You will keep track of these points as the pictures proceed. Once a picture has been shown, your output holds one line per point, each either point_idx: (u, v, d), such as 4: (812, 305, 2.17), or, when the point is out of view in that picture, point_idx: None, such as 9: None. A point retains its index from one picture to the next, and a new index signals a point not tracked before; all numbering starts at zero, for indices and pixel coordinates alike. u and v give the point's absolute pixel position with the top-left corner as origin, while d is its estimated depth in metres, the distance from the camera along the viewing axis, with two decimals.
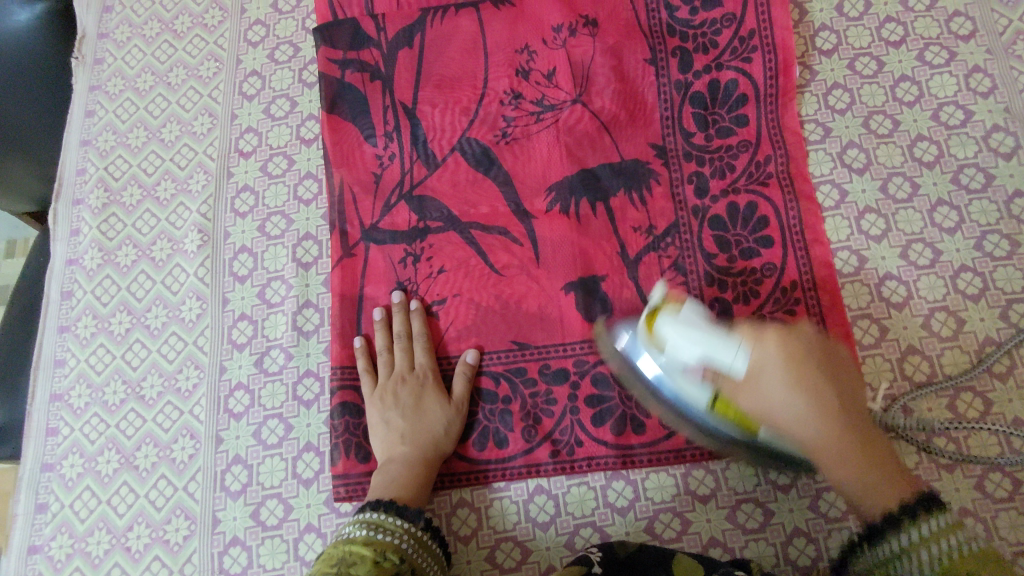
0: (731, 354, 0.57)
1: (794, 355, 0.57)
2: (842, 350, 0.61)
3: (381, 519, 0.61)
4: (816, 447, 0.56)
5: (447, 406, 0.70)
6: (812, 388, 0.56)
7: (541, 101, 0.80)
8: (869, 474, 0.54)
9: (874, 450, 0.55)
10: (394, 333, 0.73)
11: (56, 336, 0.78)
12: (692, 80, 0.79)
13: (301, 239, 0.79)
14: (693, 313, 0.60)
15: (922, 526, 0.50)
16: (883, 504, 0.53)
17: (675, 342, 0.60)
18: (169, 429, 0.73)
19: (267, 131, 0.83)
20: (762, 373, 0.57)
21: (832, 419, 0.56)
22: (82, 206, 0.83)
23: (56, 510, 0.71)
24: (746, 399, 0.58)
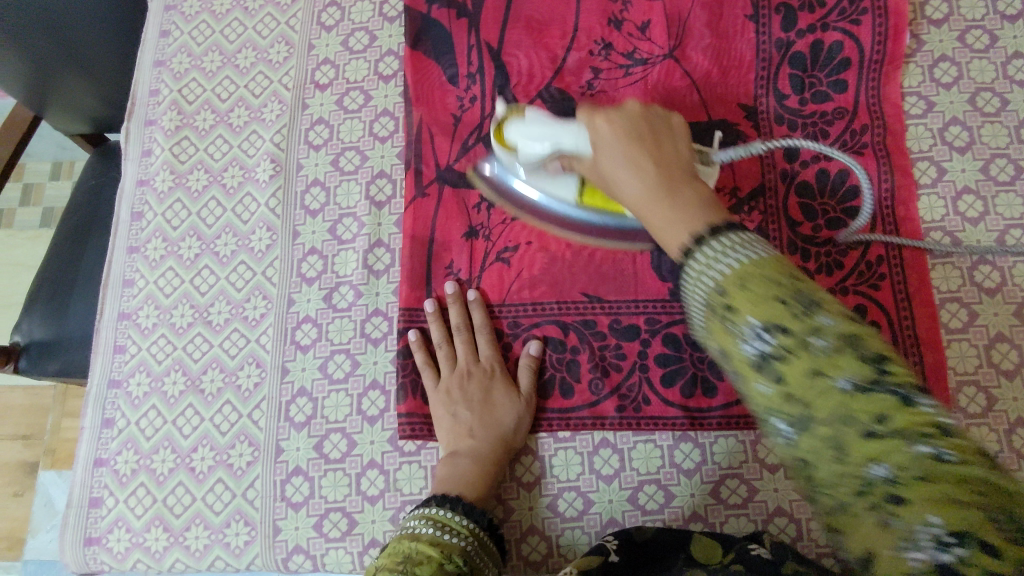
0: (572, 133, 0.59)
1: (630, 126, 0.54)
2: (677, 120, 0.57)
3: (449, 517, 0.58)
4: (642, 202, 0.50)
5: (516, 400, 0.67)
6: (635, 153, 0.52)
7: (632, 53, 0.77)
8: (673, 207, 0.47)
9: (688, 194, 0.47)
10: (453, 325, 0.71)
11: (125, 256, 0.78)
12: (795, 39, 0.75)
13: (375, 176, 0.77)
14: (535, 115, 0.65)
15: (709, 246, 0.42)
16: (681, 235, 0.45)
17: (524, 141, 0.65)
18: (235, 356, 0.73)
19: (345, 64, 0.81)
20: (602, 151, 0.55)
21: (650, 171, 0.50)
22: (155, 127, 0.82)
23: (122, 426, 0.72)
24: (598, 171, 0.58)
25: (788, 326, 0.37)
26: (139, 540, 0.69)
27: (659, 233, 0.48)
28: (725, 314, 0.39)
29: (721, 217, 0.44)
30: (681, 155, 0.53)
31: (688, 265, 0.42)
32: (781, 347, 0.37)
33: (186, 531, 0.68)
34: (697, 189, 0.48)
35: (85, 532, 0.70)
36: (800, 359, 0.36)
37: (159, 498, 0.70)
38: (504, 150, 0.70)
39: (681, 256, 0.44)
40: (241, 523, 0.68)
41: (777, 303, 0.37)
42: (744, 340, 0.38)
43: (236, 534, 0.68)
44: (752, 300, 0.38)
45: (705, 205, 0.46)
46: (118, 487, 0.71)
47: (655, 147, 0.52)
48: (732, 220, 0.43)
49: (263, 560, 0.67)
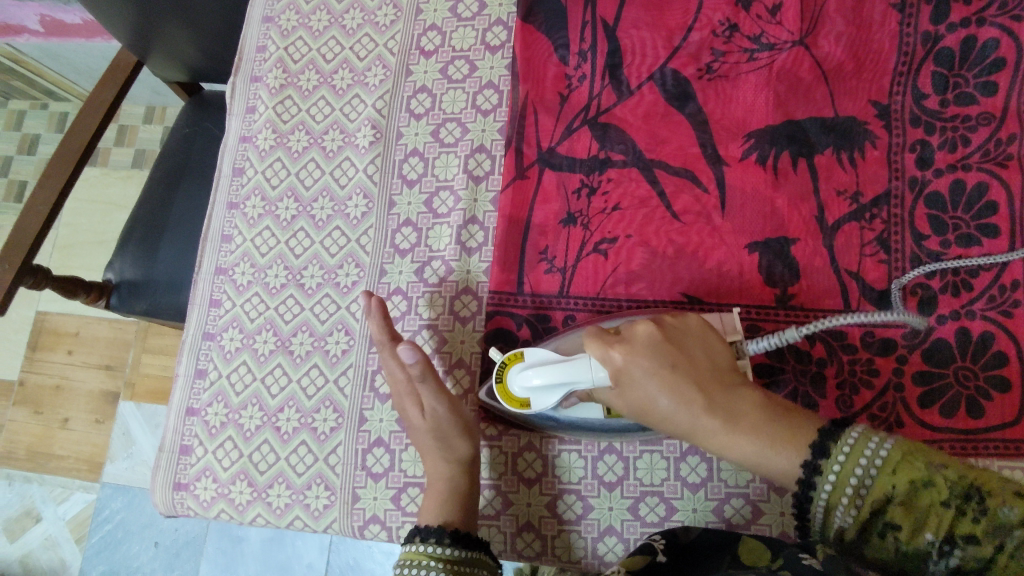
0: (589, 373, 0.54)
1: (653, 355, 0.52)
2: (694, 318, 0.56)
3: (411, 552, 0.59)
4: (708, 432, 0.50)
5: (440, 398, 0.64)
6: (673, 379, 0.51)
7: (759, 37, 0.72)
8: (748, 441, 0.48)
9: (748, 411, 0.50)
10: (381, 339, 0.67)
11: (225, 212, 0.79)
12: (944, 33, 0.69)
13: (474, 150, 0.76)
14: (544, 359, 0.59)
15: (831, 471, 0.45)
16: (791, 465, 0.47)
17: (535, 390, 0.58)
18: (325, 321, 0.74)
19: (452, 31, 0.79)
20: (631, 379, 0.52)
21: (696, 408, 0.50)
22: (260, 84, 0.82)
23: (214, 378, 0.75)
24: (625, 402, 0.54)
25: (968, 535, 0.40)
26: (224, 491, 0.71)
27: (745, 460, 0.49)
28: (885, 534, 0.44)
29: (815, 440, 0.47)
30: (714, 354, 0.53)
31: (821, 494, 0.45)
32: (972, 557, 0.40)
33: (269, 489, 0.70)
34: (751, 398, 0.51)
35: (174, 477, 0.72)
36: (993, 553, 0.40)
37: (246, 453, 0.72)
38: (512, 408, 0.61)
39: (802, 483, 0.46)
40: (322, 487, 0.69)
41: (943, 512, 0.41)
42: (932, 559, 0.42)
43: (316, 496, 0.69)
44: (910, 515, 0.42)
45: (775, 425, 0.49)
46: (208, 437, 0.73)
47: (704, 378, 0.51)
48: (829, 428, 0.47)
49: (340, 525, 0.68)
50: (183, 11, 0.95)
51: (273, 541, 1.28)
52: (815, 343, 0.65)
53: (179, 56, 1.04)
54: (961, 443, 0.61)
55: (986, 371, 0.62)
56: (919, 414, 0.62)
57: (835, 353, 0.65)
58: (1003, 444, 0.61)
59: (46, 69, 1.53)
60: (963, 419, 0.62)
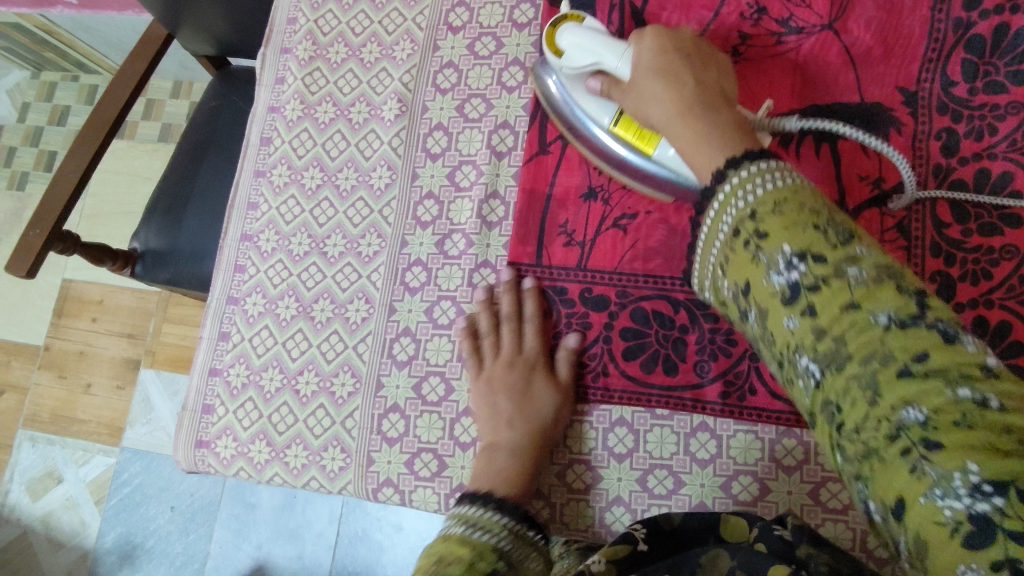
0: (620, 54, 0.60)
1: (662, 58, 0.57)
2: (723, 58, 0.60)
3: (476, 515, 0.54)
4: (674, 123, 0.54)
5: (557, 391, 0.66)
6: (677, 72, 0.56)
7: (787, 20, 0.72)
8: (710, 131, 0.51)
9: (719, 117, 0.52)
10: (503, 313, 0.69)
11: (252, 180, 0.81)
12: (976, 20, 0.69)
13: (498, 126, 0.76)
14: (591, 23, 0.64)
15: (760, 163, 0.45)
16: (719, 157, 0.49)
17: (574, 49, 0.63)
18: (346, 289, 0.75)
19: (480, 7, 0.80)
20: (641, 72, 0.58)
21: (686, 90, 0.55)
22: (290, 56, 0.84)
23: (237, 340, 0.77)
24: (627, 96, 0.60)
25: (823, 256, 0.39)
26: (244, 450, 0.73)
27: (683, 150, 0.53)
28: (754, 243, 0.43)
29: (756, 144, 0.49)
30: (720, 85, 0.57)
31: (723, 186, 0.47)
32: (814, 275, 0.39)
33: (287, 449, 0.72)
34: (730, 117, 0.53)
35: (196, 435, 0.74)
36: (837, 291, 0.38)
37: (265, 414, 0.73)
38: (551, 53, 0.66)
39: (714, 181, 0.48)
40: (338, 450, 0.71)
41: (811, 232, 0.40)
42: (773, 269, 0.41)
43: (332, 458, 0.71)
44: (788, 230, 0.41)
45: (732, 129, 0.51)
46: (229, 398, 0.75)
47: (702, 79, 0.56)
48: (764, 150, 0.46)
49: (355, 487, 0.70)
50: None
51: (284, 508, 1.31)
52: None
53: (208, 29, 1.06)
54: None
55: (1002, 360, 0.62)
56: None
57: None
58: None
59: (78, 42, 1.56)
60: None
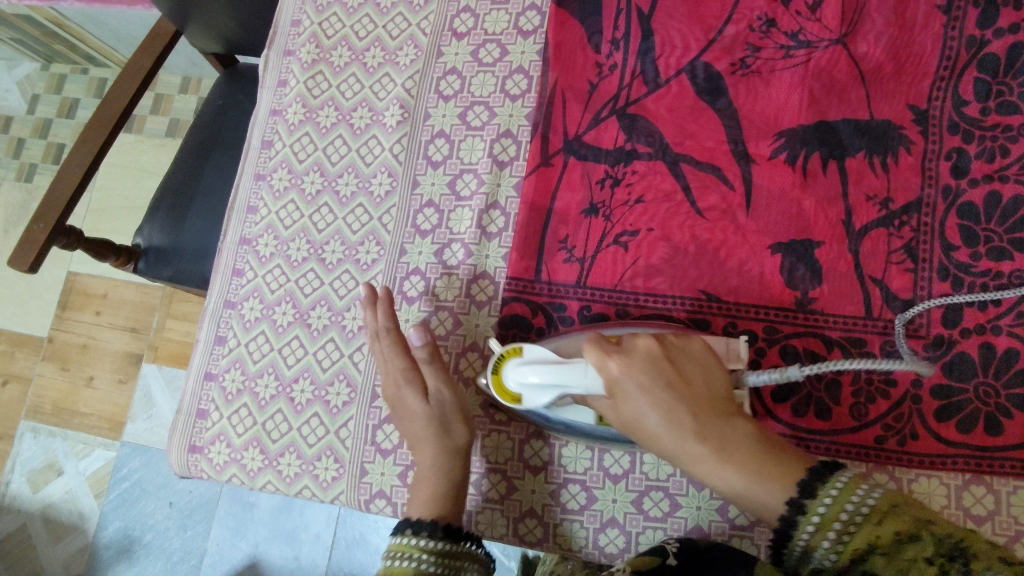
0: (583, 378, 0.55)
1: (657, 392, 0.52)
2: (695, 345, 0.56)
3: (403, 544, 0.61)
4: (693, 457, 0.50)
5: (428, 400, 0.67)
6: (672, 410, 0.51)
7: (797, 34, 0.71)
8: (738, 475, 0.49)
9: (742, 449, 0.50)
10: (373, 336, 0.70)
11: (252, 183, 0.81)
12: (990, 38, 0.67)
13: (501, 135, 0.75)
14: (538, 355, 0.59)
15: (814, 514, 0.46)
16: (778, 505, 0.48)
17: (527, 390, 0.58)
18: (343, 296, 0.75)
19: (485, 13, 0.79)
20: (621, 396, 0.53)
21: (696, 444, 0.50)
22: (293, 58, 0.83)
23: (233, 345, 0.76)
24: (616, 416, 0.55)
25: None
26: (237, 456, 0.72)
27: (737, 489, 0.49)
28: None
29: (807, 476, 0.48)
30: (713, 384, 0.53)
31: (801, 528, 0.47)
32: None
33: (280, 457, 0.71)
34: (744, 428, 0.51)
35: (191, 439, 0.74)
36: None
37: (259, 421, 0.73)
38: (506, 399, 0.61)
39: (782, 530, 0.48)
40: (331, 460, 0.70)
41: (923, 564, 0.41)
42: None
43: (325, 468, 0.70)
44: (893, 566, 0.42)
45: (772, 458, 0.49)
46: (224, 403, 0.74)
47: (708, 417, 0.51)
48: (815, 466, 0.48)
49: (348, 498, 0.69)
50: None
51: (283, 509, 1.30)
52: (833, 349, 0.64)
53: (216, 27, 1.05)
54: (975, 459, 0.60)
55: (1008, 388, 0.61)
56: (934, 428, 0.61)
57: (852, 361, 0.64)
58: (1019, 464, 0.59)
59: (88, 36, 1.56)
60: (981, 436, 0.61)
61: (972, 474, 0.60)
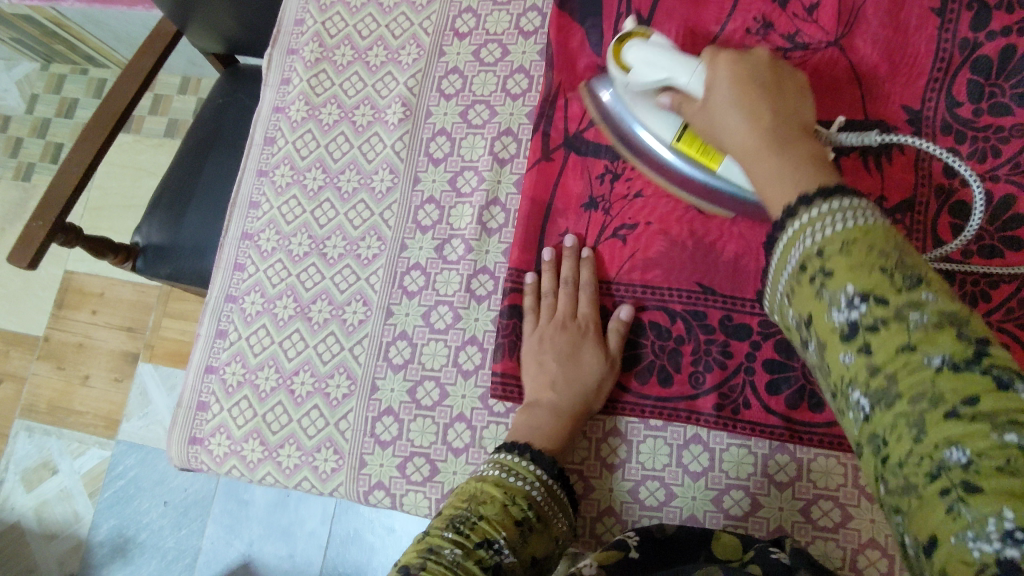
0: (690, 74, 0.59)
1: (737, 70, 0.56)
2: (801, 78, 0.59)
3: (517, 462, 0.60)
4: (750, 151, 0.53)
5: (603, 359, 0.66)
6: (757, 93, 0.55)
7: (793, 36, 0.72)
8: (784, 159, 0.50)
9: (797, 151, 0.50)
10: (562, 277, 0.70)
11: (255, 179, 0.81)
12: (982, 41, 0.68)
13: (501, 133, 0.77)
14: (659, 40, 0.63)
15: (824, 205, 0.43)
16: (792, 198, 0.47)
17: (641, 65, 0.63)
18: (344, 291, 0.75)
19: (487, 14, 0.80)
20: (712, 101, 0.57)
21: (764, 121, 0.53)
22: (296, 57, 0.84)
23: (234, 339, 0.77)
24: (702, 120, 0.59)
25: (886, 299, 0.38)
26: (237, 448, 0.73)
27: (762, 183, 0.51)
28: (822, 279, 0.41)
29: (832, 179, 0.46)
30: (800, 110, 0.56)
31: (800, 220, 0.44)
32: (874, 317, 0.38)
33: (280, 449, 0.72)
34: (815, 149, 0.51)
35: (191, 431, 0.75)
36: (894, 331, 0.37)
37: (259, 413, 0.73)
38: (618, 67, 0.66)
39: (785, 216, 0.46)
40: (330, 451, 0.71)
41: (875, 272, 0.39)
42: (835, 305, 0.40)
43: (325, 459, 0.71)
44: (851, 269, 0.40)
45: (815, 162, 0.49)
46: (224, 396, 0.75)
47: (779, 109, 0.54)
48: (828, 187, 0.45)
49: (346, 489, 0.70)
50: None
51: (278, 506, 1.30)
52: None
53: (218, 28, 1.07)
54: None
55: None
56: None
57: None
58: None
59: (89, 36, 1.57)
60: None
61: None
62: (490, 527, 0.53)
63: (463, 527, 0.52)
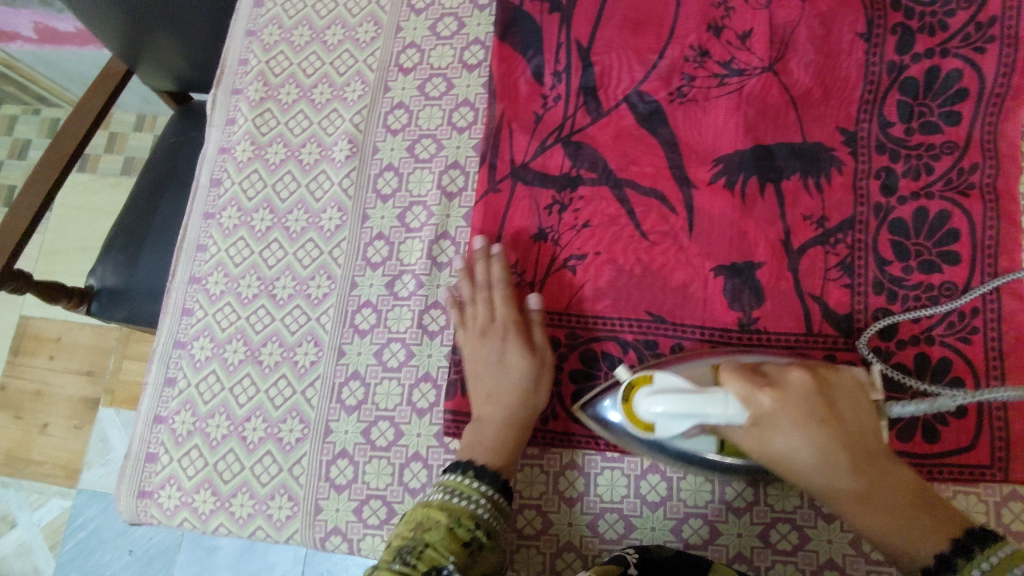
0: (722, 408, 0.51)
1: (805, 408, 0.52)
2: (849, 376, 0.56)
3: (460, 482, 0.59)
4: (841, 493, 0.52)
5: (532, 359, 0.66)
6: (832, 442, 0.52)
7: (729, 63, 0.74)
8: (880, 514, 0.51)
9: (892, 484, 0.51)
10: (477, 284, 0.69)
11: (201, 221, 0.80)
12: (909, 63, 0.71)
13: (449, 166, 0.77)
14: (667, 380, 0.55)
15: (972, 572, 0.45)
16: (924, 556, 0.48)
17: (661, 420, 0.54)
18: (295, 332, 0.74)
19: (431, 49, 0.81)
20: (772, 425, 0.52)
21: (845, 465, 0.51)
22: (240, 96, 0.83)
23: (182, 387, 0.75)
24: (755, 445, 0.54)
25: None
26: (187, 500, 0.71)
27: (851, 509, 0.52)
28: None
29: (960, 527, 0.48)
30: (863, 419, 0.54)
31: None
32: None
33: (232, 498, 0.70)
34: (898, 479, 0.51)
35: (139, 485, 0.72)
36: None
37: (210, 462, 0.72)
38: (627, 421, 0.57)
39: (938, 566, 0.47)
40: (285, 498, 0.69)
41: None
42: None
43: (279, 507, 0.69)
44: None
45: (908, 501, 0.50)
46: (174, 446, 0.73)
47: (847, 430, 0.53)
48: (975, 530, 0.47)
49: (303, 536, 0.68)
50: (168, 20, 0.95)
51: (247, 551, 1.27)
52: None
53: (168, 68, 1.06)
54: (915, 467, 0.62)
55: (943, 398, 0.63)
56: None
57: None
58: (956, 469, 0.62)
59: (39, 76, 1.54)
60: (920, 445, 0.63)
61: None
62: (439, 555, 0.53)
63: (410, 561, 0.52)
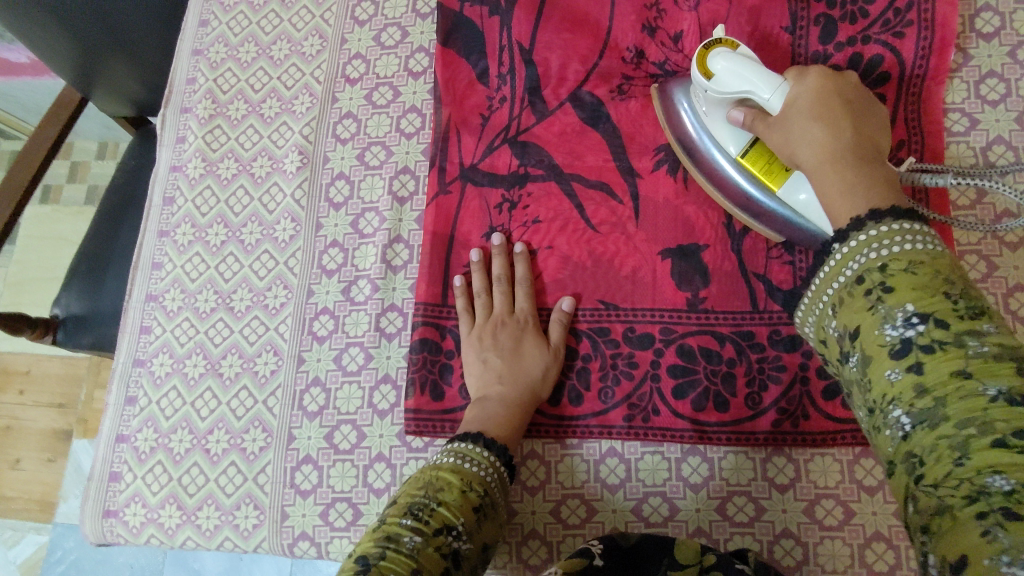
0: (772, 89, 0.59)
1: (818, 103, 0.57)
2: (881, 111, 0.60)
3: (471, 449, 0.60)
4: (816, 167, 0.55)
5: (546, 350, 0.68)
6: (831, 122, 0.56)
7: (664, 58, 0.76)
8: (863, 188, 0.51)
9: (866, 172, 0.53)
10: (494, 276, 0.72)
11: (155, 240, 0.81)
12: (834, 49, 0.74)
13: (399, 172, 0.78)
14: (747, 51, 0.62)
15: (887, 227, 0.47)
16: (859, 206, 0.50)
17: (725, 74, 0.61)
18: (254, 342, 0.75)
19: (376, 59, 0.82)
20: (793, 113, 0.58)
21: (843, 138, 0.55)
22: (190, 115, 0.84)
23: (143, 404, 0.75)
24: (771, 135, 0.59)
25: (947, 325, 0.41)
26: (153, 516, 0.71)
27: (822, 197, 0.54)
28: (875, 296, 0.45)
29: (900, 203, 0.50)
30: (874, 136, 0.57)
31: (854, 240, 0.48)
32: (931, 342, 0.41)
33: (198, 511, 0.70)
34: (881, 172, 0.53)
35: (104, 504, 0.72)
36: (950, 358, 0.40)
37: (175, 476, 0.72)
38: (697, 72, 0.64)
39: (850, 226, 0.49)
40: (251, 507, 0.70)
41: (942, 303, 0.42)
42: (890, 321, 0.43)
43: (245, 516, 0.69)
44: (918, 291, 0.43)
45: (879, 180, 0.52)
46: (137, 463, 0.73)
47: (852, 134, 0.55)
48: (897, 207, 0.48)
49: (270, 544, 0.69)
50: (115, 52, 0.96)
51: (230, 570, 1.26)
52: (724, 343, 0.67)
53: (123, 97, 1.07)
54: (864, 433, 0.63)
55: None
56: (823, 408, 0.65)
57: (743, 354, 0.67)
58: None
59: None
60: None
61: (861, 448, 0.64)
62: (450, 514, 0.54)
63: (422, 516, 0.53)
